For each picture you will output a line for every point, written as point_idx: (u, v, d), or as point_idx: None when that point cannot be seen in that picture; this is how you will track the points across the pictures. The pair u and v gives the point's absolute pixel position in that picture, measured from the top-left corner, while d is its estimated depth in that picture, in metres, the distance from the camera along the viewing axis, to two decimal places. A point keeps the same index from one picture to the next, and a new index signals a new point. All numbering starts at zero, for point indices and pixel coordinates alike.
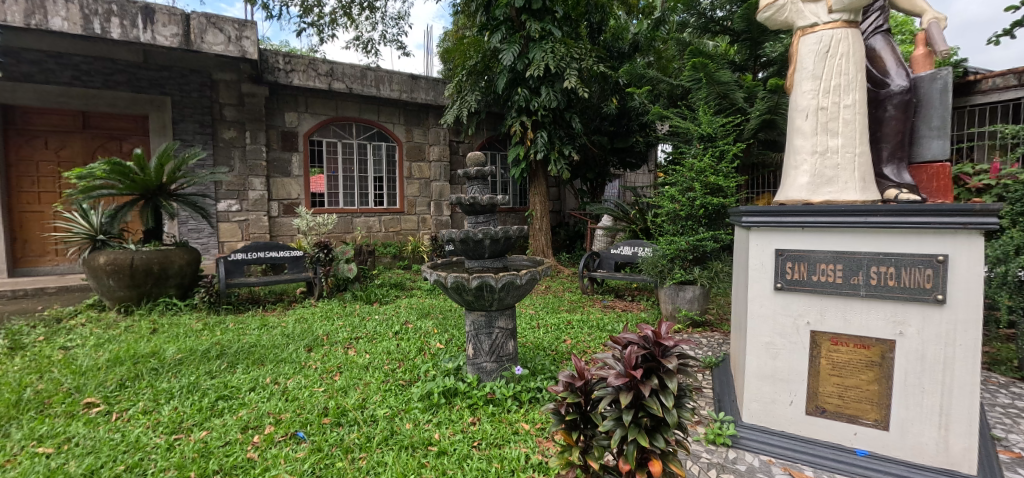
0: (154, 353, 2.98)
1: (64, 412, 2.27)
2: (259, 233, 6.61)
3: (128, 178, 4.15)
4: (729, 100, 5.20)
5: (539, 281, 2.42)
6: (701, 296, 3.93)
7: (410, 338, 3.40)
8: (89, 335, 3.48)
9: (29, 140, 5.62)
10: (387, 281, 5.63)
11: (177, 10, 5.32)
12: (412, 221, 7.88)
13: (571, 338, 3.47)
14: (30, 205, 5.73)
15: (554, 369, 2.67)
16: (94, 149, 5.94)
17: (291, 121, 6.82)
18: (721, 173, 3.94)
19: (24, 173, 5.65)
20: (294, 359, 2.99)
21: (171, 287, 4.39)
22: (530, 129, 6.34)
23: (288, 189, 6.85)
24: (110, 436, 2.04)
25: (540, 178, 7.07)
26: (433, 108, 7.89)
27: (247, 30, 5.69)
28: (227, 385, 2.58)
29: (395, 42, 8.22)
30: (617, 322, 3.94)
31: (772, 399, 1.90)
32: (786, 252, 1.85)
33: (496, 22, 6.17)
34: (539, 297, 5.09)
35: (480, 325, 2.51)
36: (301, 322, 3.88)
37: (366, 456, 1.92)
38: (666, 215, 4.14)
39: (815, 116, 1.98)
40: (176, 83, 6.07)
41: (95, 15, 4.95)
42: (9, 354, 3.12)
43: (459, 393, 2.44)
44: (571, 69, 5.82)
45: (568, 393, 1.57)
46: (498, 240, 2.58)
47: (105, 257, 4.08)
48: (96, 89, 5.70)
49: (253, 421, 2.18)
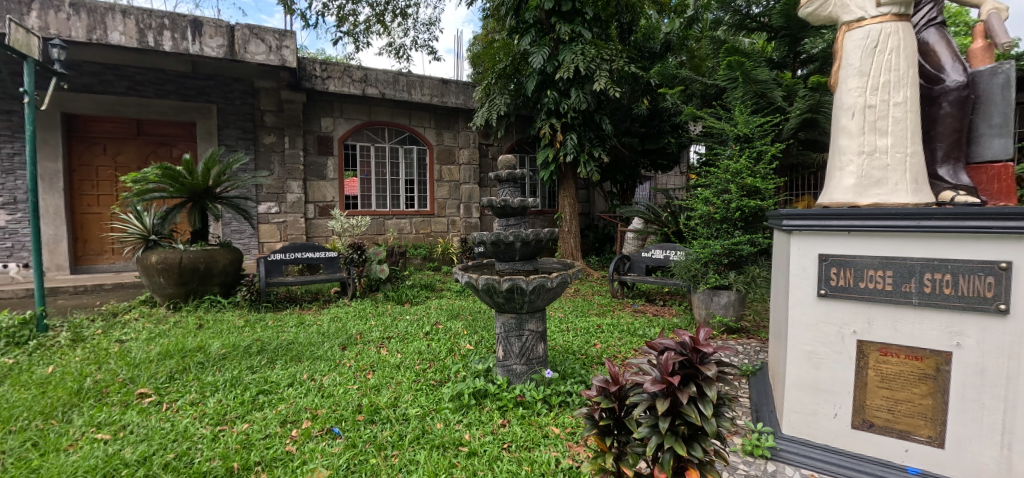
0: (200, 347, 3.14)
1: (119, 401, 2.41)
2: (296, 234, 6.86)
3: (178, 181, 4.38)
4: (767, 99, 5.02)
5: (570, 284, 2.41)
6: (737, 302, 3.80)
7: (440, 339, 3.45)
8: (142, 330, 3.70)
9: (90, 146, 6.04)
10: (417, 282, 5.73)
11: (222, 22, 5.60)
12: (442, 223, 7.99)
13: (601, 342, 3.42)
14: (91, 207, 6.14)
15: (585, 373, 2.64)
16: (146, 154, 6.32)
17: (327, 126, 7.04)
18: (759, 175, 3.79)
19: (85, 177, 6.07)
20: (329, 357, 3.08)
21: (215, 285, 4.61)
22: (559, 132, 6.32)
23: (323, 191, 7.08)
24: (161, 425, 2.16)
25: (569, 181, 7.04)
26: (463, 112, 7.98)
27: (287, 40, 5.92)
28: (267, 380, 2.69)
29: (426, 47, 8.37)
30: (648, 327, 3.87)
31: (814, 411, 1.82)
32: (830, 257, 1.77)
33: (526, 25, 6.20)
34: (569, 300, 5.05)
35: (510, 328, 2.51)
36: (335, 321, 3.99)
37: (398, 453, 1.95)
38: (700, 217, 4.05)
39: (862, 114, 1.88)
40: (221, 92, 6.40)
41: (149, 29, 5.28)
42: (71, 346, 3.35)
43: (489, 394, 2.45)
44: (601, 70, 5.76)
45: (601, 398, 1.56)
46: (529, 242, 2.57)
47: (156, 256, 4.31)
48: (150, 99, 6.08)
49: (292, 415, 2.26)
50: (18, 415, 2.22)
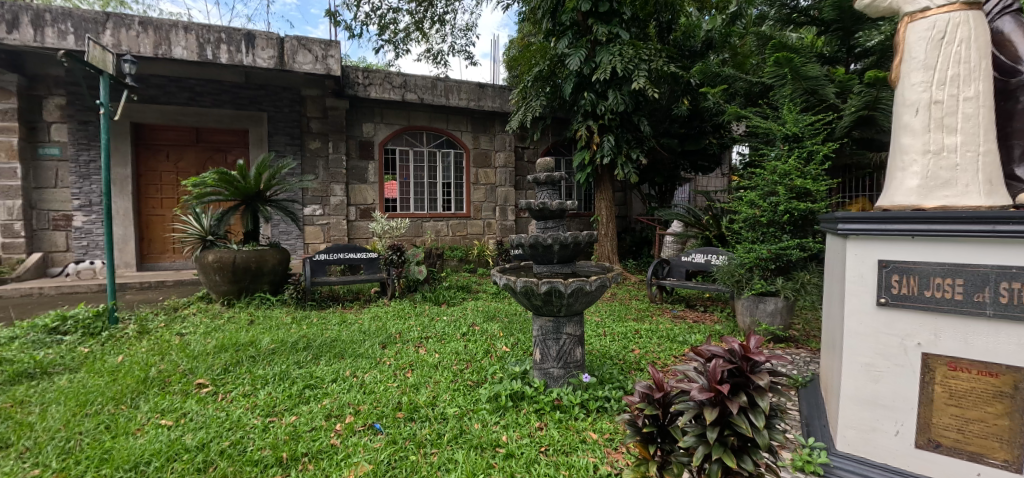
0: (251, 342, 3.31)
1: (180, 390, 2.58)
2: (339, 236, 7.11)
3: (233, 185, 4.66)
4: (818, 96, 4.78)
5: (609, 287, 2.37)
6: (785, 310, 3.63)
7: (477, 340, 3.49)
8: (199, 324, 3.95)
9: (155, 153, 6.51)
10: (454, 284, 5.81)
11: (273, 34, 5.91)
12: (478, 225, 8.08)
13: (639, 348, 3.35)
14: (155, 209, 6.61)
15: (623, 379, 2.60)
16: (204, 160, 6.74)
17: (368, 131, 7.28)
18: (809, 176, 3.60)
19: (150, 182, 6.55)
20: (370, 354, 3.17)
21: (265, 283, 4.86)
22: (596, 134, 6.26)
23: (364, 194, 7.30)
24: (217, 414, 2.29)
25: (606, 184, 6.94)
26: (500, 115, 8.04)
27: (332, 49, 6.17)
28: (313, 375, 2.80)
29: (463, 53, 8.51)
30: (689, 333, 3.75)
31: (873, 428, 1.70)
32: (891, 263, 1.65)
33: (563, 28, 6.18)
34: (605, 304, 4.99)
35: (548, 331, 2.51)
36: (375, 320, 4.11)
37: (437, 452, 1.98)
38: (744, 221, 3.89)
39: (928, 111, 1.76)
40: (271, 100, 6.75)
41: (208, 43, 5.64)
42: (137, 338, 3.62)
43: (526, 397, 2.45)
44: (640, 70, 5.66)
45: (645, 404, 1.53)
46: (567, 245, 2.56)
47: (213, 255, 4.59)
48: (207, 108, 6.50)
49: (336, 410, 2.35)
50: (93, 399, 2.42)
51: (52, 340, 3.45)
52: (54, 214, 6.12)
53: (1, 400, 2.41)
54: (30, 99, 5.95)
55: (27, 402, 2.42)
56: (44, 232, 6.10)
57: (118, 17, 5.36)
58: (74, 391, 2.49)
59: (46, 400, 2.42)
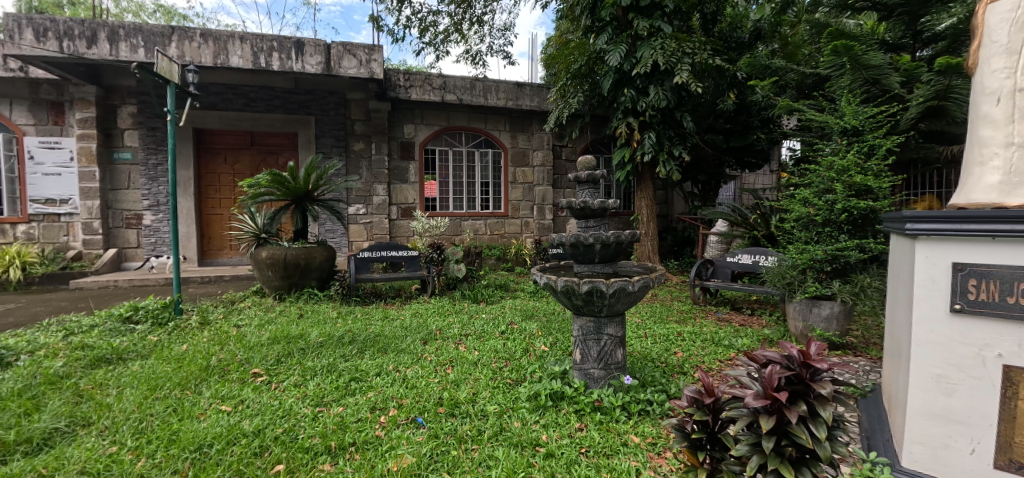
0: (301, 335, 3.48)
1: (238, 378, 2.75)
2: (381, 234, 7.33)
3: (284, 185, 4.89)
4: (881, 86, 4.46)
5: (652, 288, 2.32)
6: (842, 315, 3.41)
7: (515, 338, 3.50)
8: (253, 316, 4.19)
9: (214, 156, 6.96)
10: (492, 282, 5.85)
11: (320, 41, 6.16)
12: (515, 224, 8.12)
13: (682, 351, 3.25)
14: (214, 209, 7.06)
15: (665, 383, 2.54)
16: (258, 162, 7.13)
17: (409, 132, 7.45)
18: (870, 172, 3.35)
19: (210, 183, 7.00)
20: (412, 350, 3.26)
21: (313, 279, 5.09)
22: (636, 131, 6.11)
23: (405, 194, 7.49)
24: (271, 402, 2.42)
25: (647, 182, 6.77)
26: (538, 114, 8.00)
27: (375, 53, 6.36)
28: (358, 368, 2.90)
29: (501, 52, 8.55)
30: (735, 337, 3.60)
31: (944, 444, 1.57)
32: (968, 267, 1.51)
33: (602, 24, 6.04)
34: (646, 305, 4.88)
35: (589, 331, 2.47)
36: (416, 317, 4.21)
37: (477, 448, 2.01)
38: (796, 220, 3.69)
39: (1011, 100, 1.59)
40: (318, 104, 7.04)
41: (261, 52, 5.96)
42: (199, 328, 3.88)
43: (566, 397, 2.43)
44: (683, 64, 5.50)
45: (694, 409, 1.49)
46: (609, 245, 2.52)
47: (266, 252, 4.85)
48: (260, 113, 6.88)
49: (380, 403, 2.42)
50: (162, 384, 2.61)
51: (126, 329, 3.77)
52: (127, 213, 6.67)
53: (84, 382, 2.66)
54: (106, 108, 6.50)
55: (106, 385, 2.64)
56: (118, 230, 6.66)
57: (182, 30, 5.76)
58: (146, 376, 2.70)
59: (122, 383, 2.65)
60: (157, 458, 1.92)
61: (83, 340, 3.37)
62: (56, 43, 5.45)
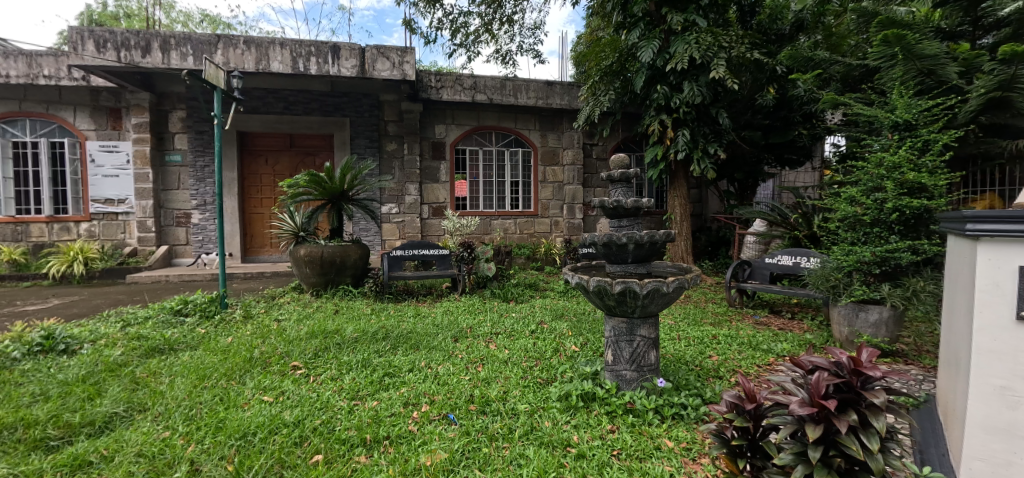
0: (337, 330, 3.59)
1: (279, 370, 2.87)
2: (413, 233, 7.47)
3: (321, 185, 5.07)
4: (936, 77, 4.18)
5: (687, 289, 2.27)
6: (891, 320, 3.23)
7: (546, 338, 3.50)
8: (292, 311, 4.37)
9: (256, 158, 7.27)
10: (522, 281, 5.86)
11: (355, 45, 6.32)
12: (545, 224, 8.10)
13: (717, 354, 3.16)
14: (256, 208, 7.37)
15: (700, 387, 2.47)
16: (296, 163, 7.40)
17: (440, 132, 7.55)
18: (924, 169, 3.15)
19: (252, 183, 7.32)
20: (443, 347, 3.30)
21: (348, 276, 5.24)
22: (670, 128, 5.97)
23: (436, 193, 7.60)
24: (310, 394, 2.51)
25: (681, 180, 6.61)
26: (568, 113, 7.95)
27: (408, 55, 6.48)
28: (391, 364, 2.97)
29: (531, 51, 8.54)
30: (775, 341, 3.47)
31: (1008, 461, 1.46)
32: None
33: (634, 19, 5.93)
34: (679, 306, 4.77)
35: (621, 332, 2.44)
36: (447, 314, 4.28)
37: (508, 446, 2.02)
38: (841, 220, 3.51)
39: None
40: (354, 106, 7.24)
41: (300, 57, 6.18)
42: (243, 322, 4.08)
43: (597, 398, 2.40)
44: (719, 58, 5.33)
45: (734, 415, 1.45)
46: (642, 245, 2.48)
47: (304, 249, 5.03)
48: (299, 116, 7.14)
49: (413, 398, 2.47)
50: (210, 374, 2.76)
51: (177, 321, 4.00)
52: (177, 212, 7.06)
53: (140, 370, 2.83)
54: (159, 113, 6.90)
55: (159, 373, 2.81)
56: (169, 228, 7.06)
57: (227, 38, 6.05)
58: (195, 366, 2.86)
59: (174, 372, 2.81)
60: (206, 444, 2.02)
61: (138, 331, 3.59)
62: (114, 53, 5.82)
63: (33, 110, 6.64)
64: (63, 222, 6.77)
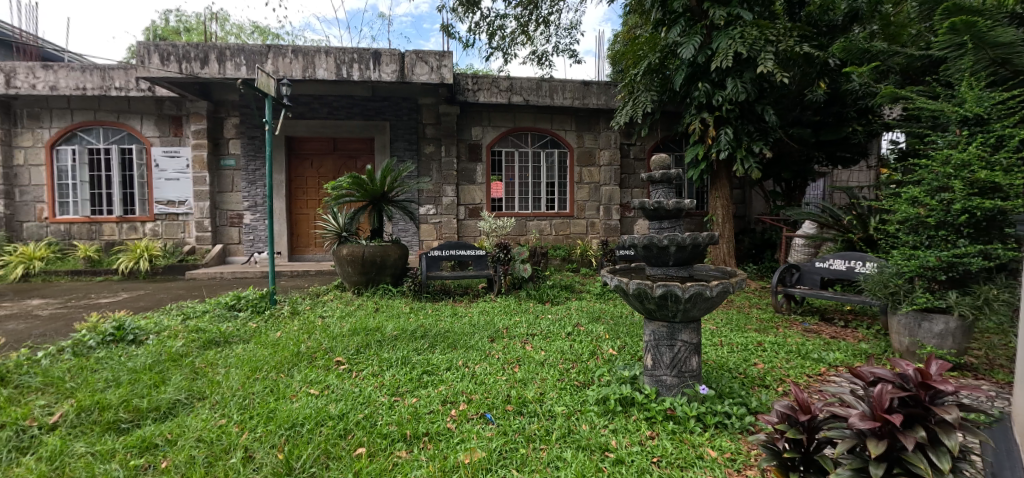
0: (378, 328, 3.70)
1: (324, 365, 2.99)
2: (450, 234, 7.59)
3: (363, 187, 5.24)
4: (1012, 67, 3.84)
5: (732, 294, 2.20)
6: (959, 331, 2.99)
7: (582, 340, 3.47)
8: (335, 309, 4.54)
9: (303, 161, 7.61)
10: (558, 283, 5.83)
11: (396, 51, 6.50)
12: (581, 225, 8.03)
13: (763, 362, 3.03)
14: (301, 209, 7.69)
15: (745, 395, 2.38)
16: (340, 166, 7.69)
17: (477, 134, 7.65)
18: (997, 166, 2.90)
19: (299, 186, 7.65)
20: (480, 347, 3.34)
21: (388, 275, 5.39)
22: (711, 127, 5.78)
23: (472, 195, 7.69)
24: (353, 389, 2.61)
25: (723, 180, 6.39)
26: (605, 112, 7.84)
27: (446, 59, 6.60)
28: (430, 362, 3.03)
29: (567, 51, 8.51)
30: (826, 350, 3.29)
31: None
32: None
33: (674, 16, 5.79)
34: (722, 311, 4.60)
35: (661, 336, 2.39)
36: (483, 314, 4.33)
37: (546, 448, 2.01)
38: (902, 222, 3.29)
39: None
40: (393, 110, 7.45)
41: (344, 64, 6.42)
42: (290, 317, 4.28)
43: (636, 403, 2.36)
44: (766, 52, 5.11)
45: (786, 426, 1.39)
46: (685, 247, 2.41)
47: (347, 249, 5.22)
48: (342, 121, 7.43)
49: (450, 397, 2.51)
50: (261, 366, 2.91)
51: (231, 315, 4.25)
52: (231, 213, 7.50)
53: (199, 361, 3.03)
54: (215, 120, 7.35)
55: (216, 364, 3.00)
56: (223, 228, 7.50)
57: (277, 47, 6.36)
58: (248, 358, 3.03)
59: (229, 364, 2.98)
60: (258, 432, 2.13)
61: (197, 324, 3.84)
62: (176, 65, 6.25)
63: (107, 119, 7.24)
64: (131, 221, 7.33)
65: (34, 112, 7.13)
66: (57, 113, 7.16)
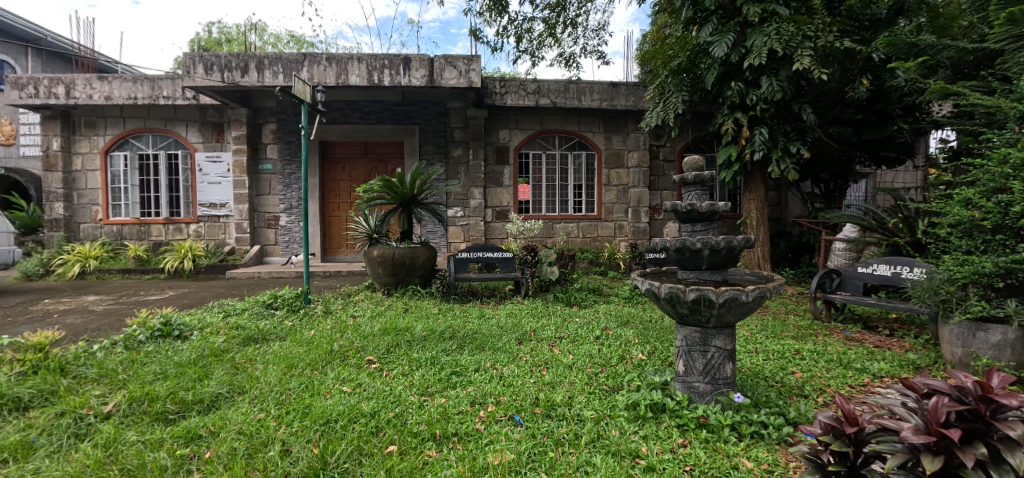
0: (408, 328, 3.77)
1: (356, 363, 3.07)
2: (477, 236, 7.65)
3: (393, 190, 5.35)
4: None
5: (769, 299, 2.13)
6: (1019, 342, 2.79)
7: (611, 345, 3.42)
8: (366, 309, 4.65)
9: (335, 165, 7.83)
10: (585, 286, 5.77)
11: (425, 56, 6.61)
12: (609, 227, 7.94)
13: (802, 371, 2.91)
14: (334, 211, 7.92)
15: (783, 405, 2.29)
16: (370, 169, 7.88)
17: (504, 137, 7.69)
18: None
19: (332, 189, 7.88)
20: (508, 349, 3.35)
21: (417, 276, 5.48)
22: (745, 127, 5.61)
23: (500, 197, 7.73)
24: (383, 388, 2.66)
25: (757, 181, 6.20)
26: (634, 113, 7.74)
27: (474, 63, 6.66)
28: (458, 363, 3.06)
29: (595, 53, 8.47)
30: (870, 360, 3.13)
31: None
32: None
33: (706, 14, 5.66)
34: (756, 317, 4.45)
35: (694, 342, 2.34)
36: (511, 317, 4.34)
37: (575, 452, 2.00)
38: (955, 226, 3.10)
39: None
40: (422, 115, 7.59)
41: (375, 70, 6.59)
42: (323, 316, 4.41)
43: (667, 410, 2.31)
44: (804, 49, 4.93)
45: (831, 437, 1.34)
46: (719, 251, 2.35)
47: (378, 250, 5.33)
48: (373, 125, 7.62)
49: (479, 397, 2.53)
50: (297, 363, 3.01)
51: (268, 313, 4.42)
52: (268, 215, 7.79)
53: (239, 357, 3.16)
54: (254, 126, 7.67)
55: (255, 360, 3.12)
56: (261, 229, 7.80)
57: (312, 55, 6.58)
58: (286, 355, 3.14)
59: (266, 360, 3.09)
60: (295, 427, 2.21)
61: (236, 322, 4.00)
62: (219, 74, 6.56)
63: (155, 126, 7.66)
64: (176, 223, 7.72)
65: (90, 120, 7.62)
66: (111, 121, 7.63)
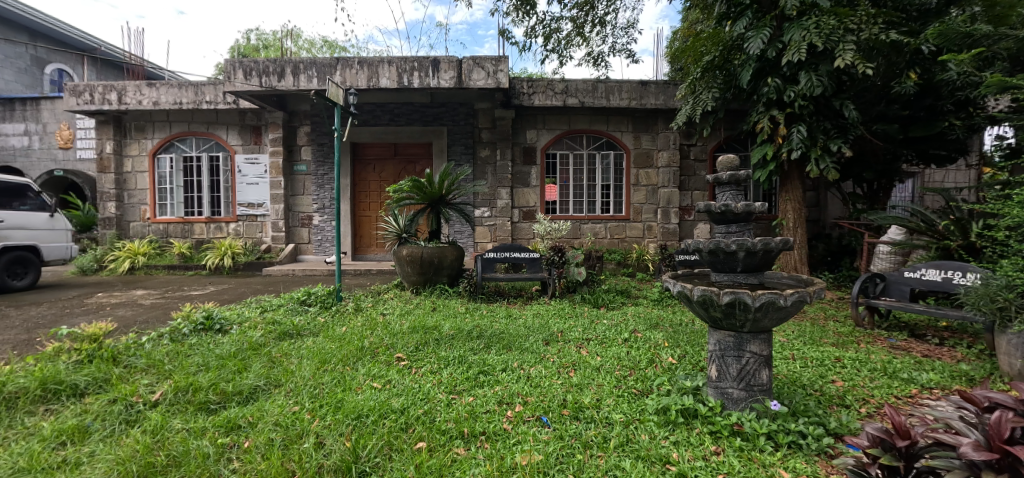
0: (436, 327, 3.81)
1: (385, 360, 3.12)
2: (504, 236, 7.68)
3: (422, 190, 5.42)
4: None
5: (809, 303, 2.04)
6: None
7: (640, 347, 3.37)
8: (395, 307, 4.74)
9: (366, 166, 8.01)
10: (613, 287, 5.70)
11: (453, 58, 6.68)
12: (638, 228, 7.82)
13: (843, 380, 2.78)
14: (364, 211, 8.09)
15: (823, 415, 2.19)
16: (400, 170, 8.01)
17: (532, 138, 7.69)
18: None
19: (362, 189, 8.06)
20: (535, 349, 3.35)
21: (445, 276, 5.55)
22: (782, 124, 5.41)
23: (527, 197, 7.73)
24: (412, 385, 2.70)
25: (794, 181, 5.97)
26: (664, 112, 7.58)
27: (502, 64, 6.68)
28: (486, 362, 3.07)
29: (624, 51, 8.34)
30: (917, 370, 2.96)
31: None
32: None
33: (740, 8, 5.48)
34: (793, 323, 4.28)
35: (727, 347, 2.28)
36: (538, 317, 4.34)
37: (603, 455, 1.98)
38: (1015, 229, 2.88)
39: None
40: (451, 116, 7.68)
41: (405, 72, 6.71)
42: (354, 313, 4.53)
43: (699, 416, 2.25)
44: (845, 43, 4.71)
45: (879, 450, 1.27)
46: (755, 253, 2.27)
47: (407, 250, 5.42)
48: (403, 126, 7.77)
49: (507, 397, 2.54)
50: (330, 359, 3.10)
51: (302, 309, 4.57)
52: (302, 214, 8.05)
53: (275, 351, 3.28)
54: (290, 129, 7.94)
55: (290, 355, 3.23)
56: (296, 228, 8.06)
57: (344, 60, 6.75)
58: (319, 350, 3.24)
59: (300, 355, 3.20)
60: (328, 420, 2.27)
61: (272, 317, 4.16)
62: (257, 80, 6.81)
63: (198, 129, 8.04)
64: (217, 222, 8.07)
65: (140, 125, 8.07)
66: (158, 125, 8.06)
